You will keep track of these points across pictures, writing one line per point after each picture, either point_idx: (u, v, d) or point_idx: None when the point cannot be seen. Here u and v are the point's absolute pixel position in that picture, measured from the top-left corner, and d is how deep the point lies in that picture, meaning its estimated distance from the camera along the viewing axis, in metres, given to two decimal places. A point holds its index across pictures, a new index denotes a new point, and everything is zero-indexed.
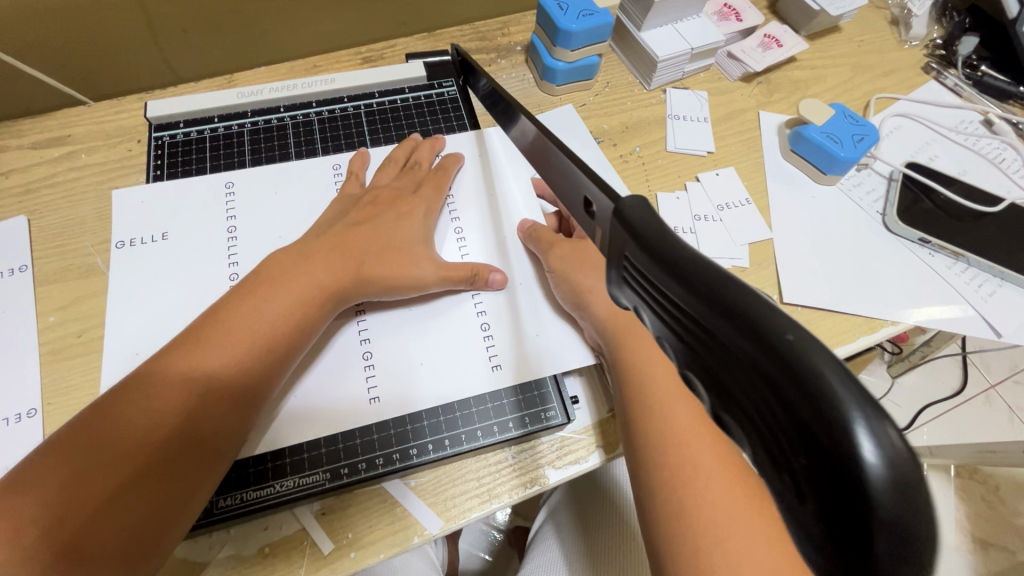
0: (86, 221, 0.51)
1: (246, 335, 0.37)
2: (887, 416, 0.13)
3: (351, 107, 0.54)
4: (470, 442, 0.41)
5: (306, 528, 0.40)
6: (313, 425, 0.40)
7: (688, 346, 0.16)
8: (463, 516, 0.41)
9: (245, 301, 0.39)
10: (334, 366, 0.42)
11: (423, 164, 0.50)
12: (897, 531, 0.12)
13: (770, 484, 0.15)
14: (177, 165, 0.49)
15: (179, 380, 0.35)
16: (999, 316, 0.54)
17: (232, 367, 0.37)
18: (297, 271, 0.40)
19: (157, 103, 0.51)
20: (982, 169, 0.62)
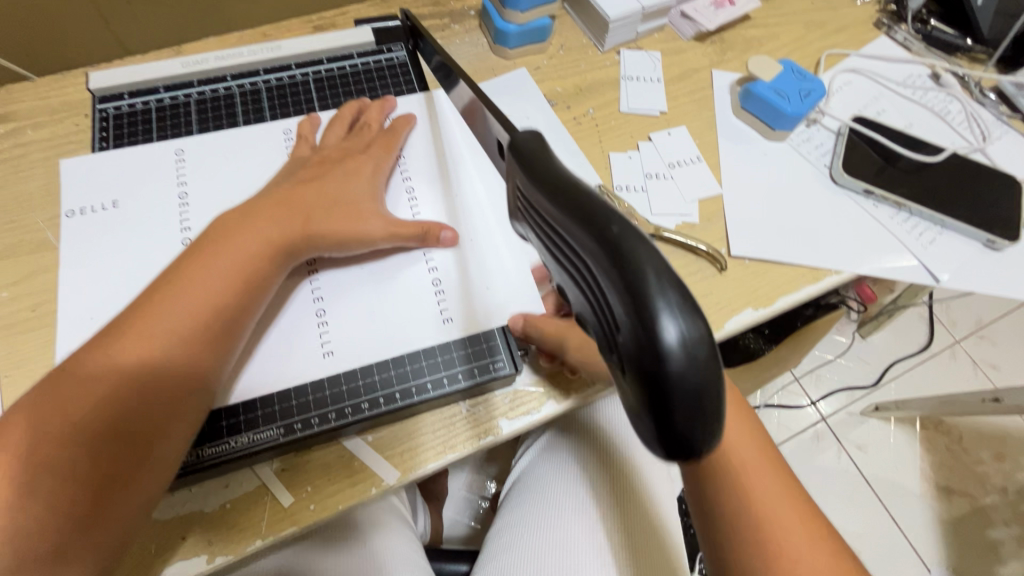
0: (35, 197, 0.50)
1: (203, 290, 0.38)
2: (692, 302, 0.16)
3: (299, 74, 0.53)
4: (421, 397, 0.42)
5: (267, 483, 0.41)
6: (272, 383, 0.42)
7: (557, 258, 0.20)
8: (418, 466, 0.42)
9: (196, 260, 0.39)
10: (290, 327, 0.44)
11: (373, 125, 0.50)
12: (690, 392, 0.16)
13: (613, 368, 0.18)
14: (123, 135, 0.49)
15: (137, 333, 0.36)
16: (938, 262, 0.56)
17: (190, 318, 0.38)
18: (241, 231, 0.41)
19: (100, 74, 0.50)
20: (928, 121, 0.63)
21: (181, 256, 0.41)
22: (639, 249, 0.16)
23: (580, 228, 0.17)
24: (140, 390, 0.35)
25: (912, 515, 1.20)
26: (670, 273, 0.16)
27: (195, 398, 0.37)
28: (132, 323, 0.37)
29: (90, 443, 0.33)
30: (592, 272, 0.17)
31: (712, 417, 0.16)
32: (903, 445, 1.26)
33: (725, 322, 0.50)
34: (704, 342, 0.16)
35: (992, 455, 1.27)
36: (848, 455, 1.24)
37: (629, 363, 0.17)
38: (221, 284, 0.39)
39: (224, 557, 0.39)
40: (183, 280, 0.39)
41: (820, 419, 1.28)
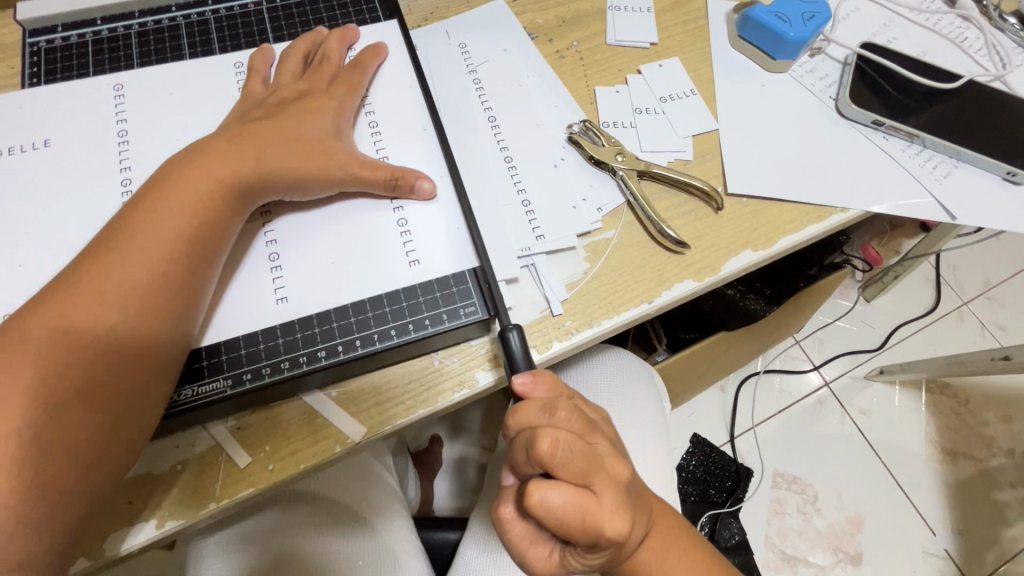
0: None
1: (157, 240, 0.35)
2: None
3: (251, 3, 0.49)
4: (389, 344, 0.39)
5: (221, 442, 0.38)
6: (226, 329, 0.38)
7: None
8: (387, 423, 0.39)
9: (144, 209, 0.36)
10: (247, 273, 0.40)
11: (333, 57, 0.46)
12: None
13: None
14: (56, 70, 0.44)
15: (91, 291, 0.33)
16: (953, 197, 0.51)
17: (148, 272, 0.35)
18: (192, 174, 0.37)
19: (30, 5, 0.45)
20: (941, 48, 0.58)
21: (128, 204, 0.37)
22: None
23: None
24: (102, 354, 0.33)
25: (917, 479, 1.18)
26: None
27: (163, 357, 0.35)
28: (84, 285, 0.34)
29: (54, 408, 0.31)
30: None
31: None
32: (908, 409, 1.23)
33: (722, 265, 0.46)
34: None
35: (998, 417, 1.24)
36: (851, 420, 1.21)
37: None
38: (178, 233, 0.36)
39: (176, 521, 0.36)
40: (133, 235, 0.35)
41: (822, 385, 1.24)
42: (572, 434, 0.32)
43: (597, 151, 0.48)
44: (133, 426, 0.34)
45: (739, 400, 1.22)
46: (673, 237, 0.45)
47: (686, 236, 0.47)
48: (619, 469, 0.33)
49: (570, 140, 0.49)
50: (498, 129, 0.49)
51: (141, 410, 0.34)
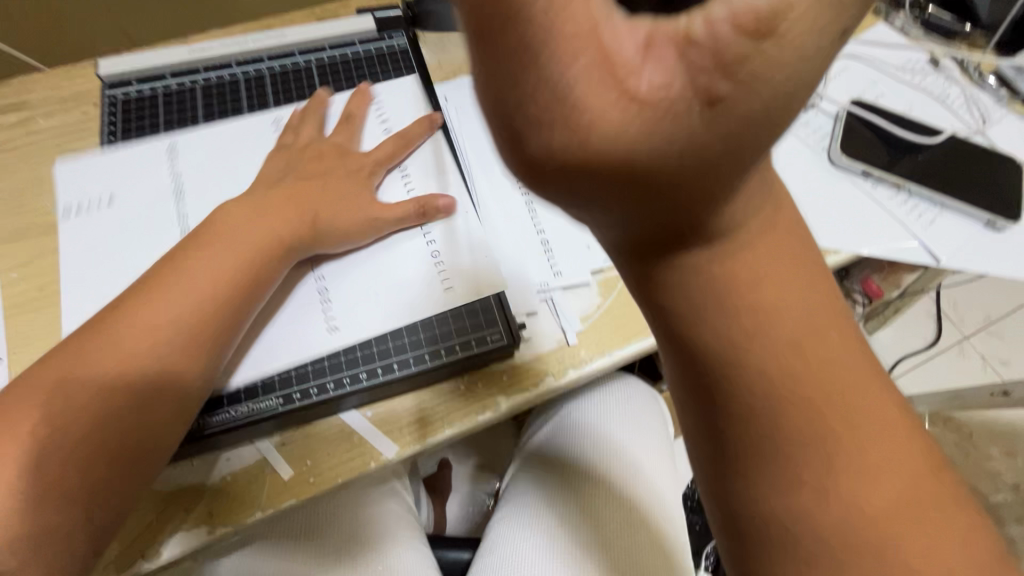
0: (45, 183, 0.52)
1: (206, 274, 0.40)
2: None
3: (302, 61, 0.54)
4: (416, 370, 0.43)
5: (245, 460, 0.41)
6: (273, 353, 0.43)
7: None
8: (418, 441, 0.43)
9: (197, 248, 0.41)
10: (293, 305, 0.45)
11: (356, 119, 0.52)
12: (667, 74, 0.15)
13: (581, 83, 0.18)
14: (131, 122, 0.51)
15: (143, 314, 0.38)
16: (937, 241, 0.56)
17: (195, 301, 0.39)
18: (243, 229, 0.43)
19: (110, 61, 0.52)
20: (925, 104, 0.63)
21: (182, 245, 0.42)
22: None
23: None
24: (145, 385, 0.36)
25: None
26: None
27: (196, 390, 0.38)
28: (140, 306, 0.38)
29: (97, 415, 0.35)
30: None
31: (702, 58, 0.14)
32: None
33: None
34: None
35: None
36: None
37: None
38: (224, 268, 0.40)
39: (224, 528, 0.40)
40: (180, 279, 0.40)
41: None
42: None
43: None
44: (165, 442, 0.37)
45: None
46: None
47: None
48: None
49: None
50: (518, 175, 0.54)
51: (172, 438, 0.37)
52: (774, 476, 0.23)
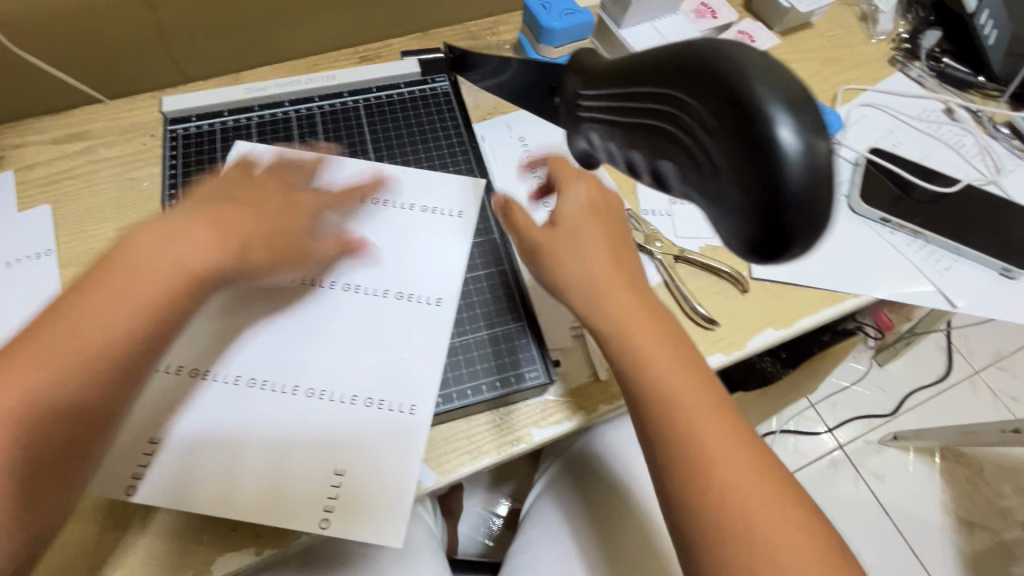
0: (105, 210, 0.55)
1: (111, 312, 0.33)
2: (817, 134, 0.23)
3: (350, 101, 0.58)
4: (398, 405, 0.43)
5: (211, 470, 0.40)
6: (248, 380, 0.43)
7: (622, 121, 0.30)
8: (456, 470, 0.45)
9: (99, 276, 0.34)
10: (269, 341, 0.45)
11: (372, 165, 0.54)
12: (807, 183, 0.23)
13: (698, 180, 0.26)
14: (191, 155, 0.54)
15: (26, 373, 0.31)
16: (954, 288, 0.58)
17: (99, 354, 0.33)
18: (153, 254, 0.35)
19: (173, 98, 0.55)
20: (942, 153, 0.66)
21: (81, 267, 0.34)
22: (748, 57, 0.24)
23: (677, 77, 0.26)
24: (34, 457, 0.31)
25: (933, 548, 1.18)
26: (800, 99, 0.23)
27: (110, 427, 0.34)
28: (32, 356, 0.31)
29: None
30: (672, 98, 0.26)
31: (815, 202, 0.23)
32: (921, 475, 1.25)
33: (747, 341, 0.52)
34: (818, 155, 0.23)
35: (1013, 489, 1.25)
36: (865, 484, 1.23)
37: (740, 189, 0.24)
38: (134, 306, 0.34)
39: (270, 550, 0.42)
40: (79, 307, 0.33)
41: (837, 447, 1.27)
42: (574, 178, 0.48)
43: (637, 237, 0.56)
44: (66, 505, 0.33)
45: None
46: (703, 314, 0.52)
47: (715, 313, 0.53)
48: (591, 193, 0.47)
49: None
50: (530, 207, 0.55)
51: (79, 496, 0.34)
52: (650, 438, 0.39)
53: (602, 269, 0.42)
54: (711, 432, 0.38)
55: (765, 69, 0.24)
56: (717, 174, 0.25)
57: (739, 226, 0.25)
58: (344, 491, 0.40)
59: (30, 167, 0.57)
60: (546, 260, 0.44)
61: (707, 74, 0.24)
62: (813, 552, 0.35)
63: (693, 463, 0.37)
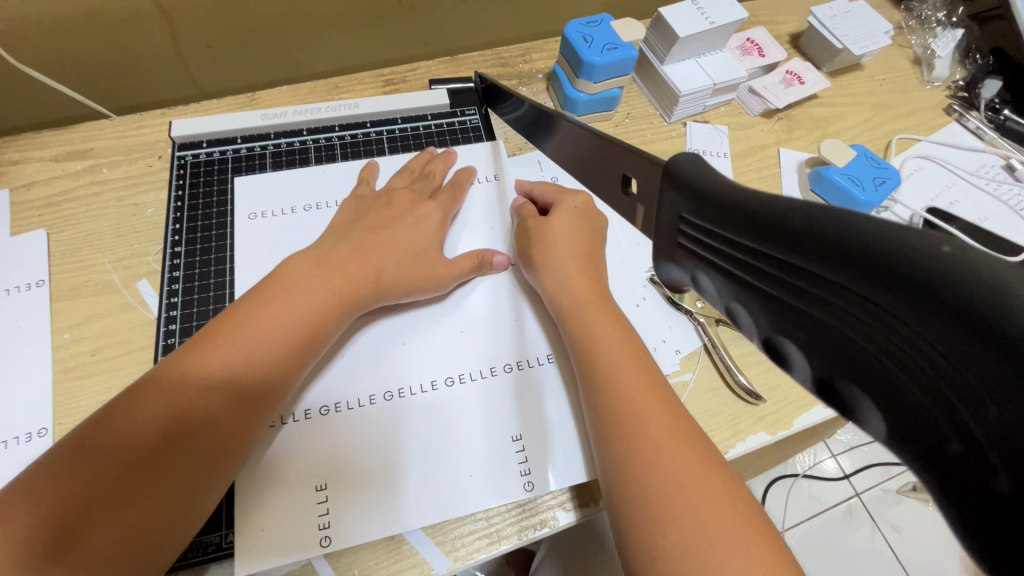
0: (104, 238, 0.51)
1: (271, 328, 0.39)
2: None
3: (373, 132, 0.55)
4: (529, 359, 0.46)
5: (352, 487, 0.40)
6: (325, 409, 0.43)
7: (751, 286, 0.21)
8: (471, 557, 0.40)
9: (266, 299, 0.40)
10: (367, 344, 0.45)
11: (436, 176, 0.52)
12: None
13: (911, 428, 0.16)
14: (199, 185, 0.50)
15: (190, 383, 0.36)
16: None
17: (251, 367, 0.37)
18: (314, 280, 0.42)
19: (183, 121, 0.51)
20: (1003, 215, 0.62)
21: (252, 290, 0.41)
22: (977, 258, 0.15)
23: (861, 269, 0.17)
24: (172, 447, 0.34)
25: None
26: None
27: (272, 403, 0.39)
28: (206, 353, 0.37)
29: (133, 481, 0.32)
30: (859, 301, 0.17)
31: None
32: (941, 530, 1.20)
33: (795, 419, 0.48)
34: None
35: None
36: (882, 536, 1.18)
37: (1003, 472, 0.14)
38: (295, 323, 0.40)
39: None
40: (255, 316, 0.39)
41: (854, 494, 1.21)
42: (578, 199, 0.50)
43: (677, 294, 0.51)
44: (192, 509, 0.35)
45: (770, 503, 1.18)
46: (745, 386, 0.47)
47: (758, 384, 0.49)
48: (586, 202, 0.50)
49: (651, 281, 0.52)
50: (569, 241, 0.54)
51: (204, 501, 0.35)
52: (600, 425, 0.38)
53: (568, 256, 0.46)
54: (636, 385, 0.39)
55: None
56: (962, 441, 0.15)
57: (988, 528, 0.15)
58: (533, 448, 0.43)
59: (27, 185, 0.53)
60: (530, 240, 0.48)
61: (911, 278, 0.15)
62: (731, 507, 0.32)
63: (613, 408, 0.38)
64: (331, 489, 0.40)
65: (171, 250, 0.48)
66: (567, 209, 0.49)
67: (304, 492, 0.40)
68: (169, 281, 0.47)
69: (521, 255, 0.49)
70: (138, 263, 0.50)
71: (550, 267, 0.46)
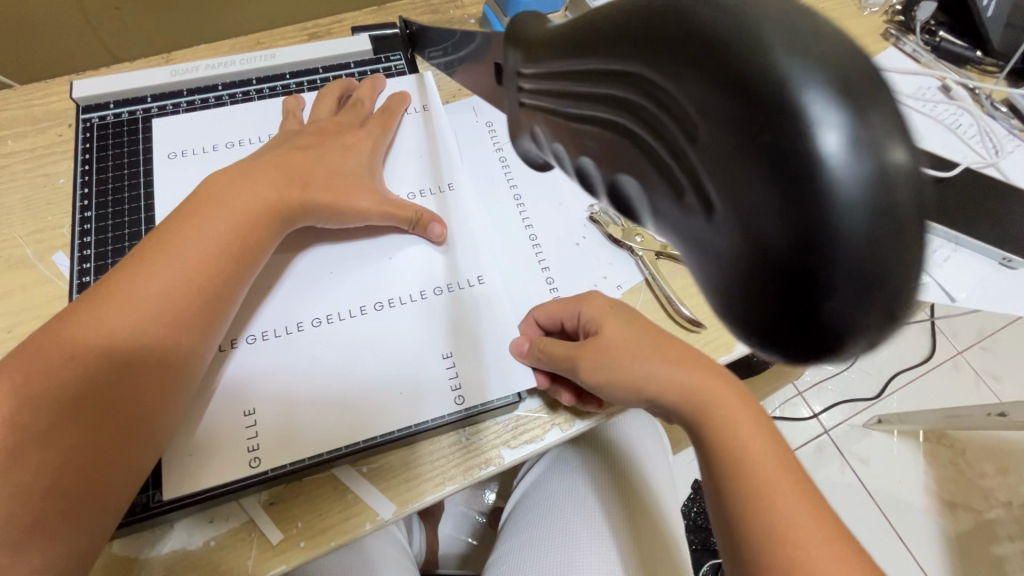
0: (14, 211, 0.48)
1: (192, 261, 0.36)
2: (884, 126, 0.13)
3: (293, 83, 0.52)
4: (459, 281, 0.45)
5: (293, 412, 0.39)
6: (252, 339, 0.41)
7: (557, 110, 0.18)
8: (417, 500, 0.40)
9: (184, 225, 0.37)
10: (296, 275, 0.44)
11: (365, 104, 0.50)
12: (863, 257, 0.12)
13: (686, 231, 0.15)
14: (108, 147, 0.47)
15: (101, 325, 0.33)
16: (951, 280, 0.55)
17: (173, 303, 0.35)
18: (235, 193, 0.39)
19: (86, 83, 0.48)
20: (938, 135, 0.63)
21: (172, 216, 0.38)
22: (754, 13, 0.13)
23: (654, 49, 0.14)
24: (99, 392, 0.32)
25: (918, 532, 1.16)
26: (864, 78, 0.13)
27: (180, 382, 0.35)
28: (122, 294, 0.34)
29: (60, 427, 0.30)
30: (646, 88, 0.15)
31: (889, 291, 0.13)
32: (905, 461, 1.21)
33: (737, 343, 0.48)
34: (891, 197, 0.13)
35: (997, 468, 1.23)
36: (851, 469, 1.20)
37: (764, 246, 0.13)
38: (217, 250, 0.37)
39: None
40: (173, 246, 0.36)
41: (823, 431, 1.22)
42: (609, 303, 0.41)
43: (615, 231, 0.49)
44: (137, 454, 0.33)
45: None
46: (687, 315, 0.46)
47: (702, 312, 0.48)
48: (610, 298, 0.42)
49: (591, 219, 0.50)
50: (509, 170, 0.52)
51: (146, 446, 0.34)
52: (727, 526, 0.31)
53: (640, 341, 0.38)
54: (782, 483, 0.31)
55: (823, 33, 0.13)
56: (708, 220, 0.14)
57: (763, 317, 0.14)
58: (463, 364, 0.42)
59: None
60: (579, 357, 0.39)
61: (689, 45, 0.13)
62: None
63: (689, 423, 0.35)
64: (260, 412, 0.39)
65: (81, 217, 0.45)
66: (600, 309, 0.41)
67: (234, 426, 0.38)
68: (81, 249, 0.44)
69: (572, 355, 0.40)
70: (52, 235, 0.47)
71: (647, 376, 0.36)
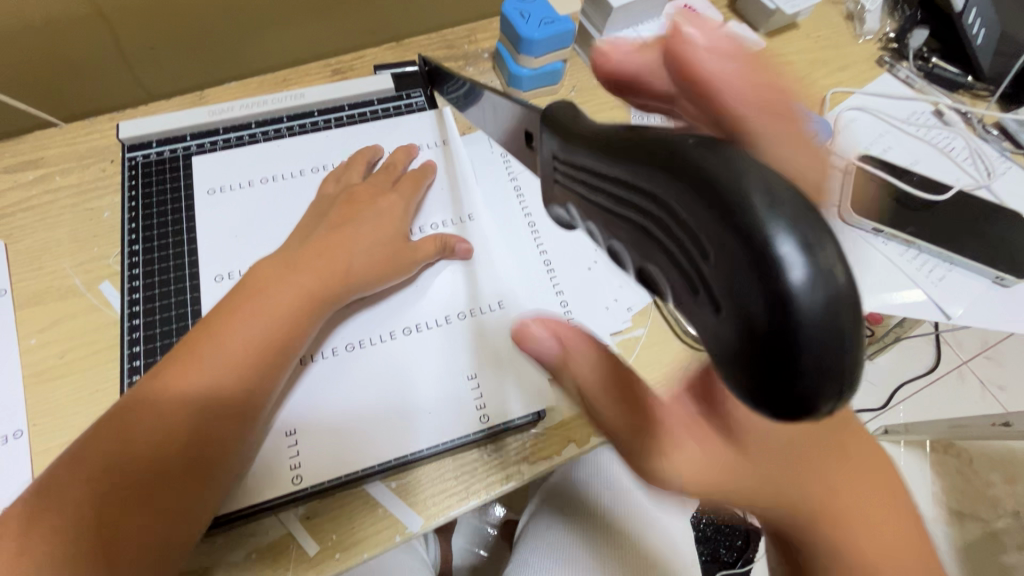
0: (63, 244, 0.52)
1: (242, 342, 0.40)
2: (834, 250, 0.16)
3: (321, 120, 0.56)
4: (479, 306, 0.48)
5: (330, 429, 0.43)
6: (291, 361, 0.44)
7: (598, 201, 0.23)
8: (443, 513, 0.43)
9: (237, 306, 0.41)
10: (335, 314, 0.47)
11: (398, 166, 0.54)
12: (822, 347, 0.16)
13: (696, 313, 0.19)
14: (152, 184, 0.51)
15: (164, 403, 0.38)
16: (949, 299, 0.57)
17: (224, 381, 0.39)
18: (282, 278, 0.43)
19: (131, 124, 0.52)
20: (933, 158, 0.65)
21: (232, 292, 0.43)
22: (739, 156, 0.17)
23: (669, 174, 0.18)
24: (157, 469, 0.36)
25: (927, 541, 1.17)
26: (814, 213, 0.16)
27: (240, 445, 0.39)
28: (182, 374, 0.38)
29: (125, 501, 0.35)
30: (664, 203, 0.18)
31: (840, 371, 0.16)
32: (913, 470, 1.22)
33: None
34: (841, 301, 0.16)
35: (1004, 478, 1.24)
36: None
37: (747, 335, 0.16)
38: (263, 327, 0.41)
39: None
40: (227, 327, 0.40)
41: None
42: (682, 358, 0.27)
43: None
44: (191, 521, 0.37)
45: None
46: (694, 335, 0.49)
47: None
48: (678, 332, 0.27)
49: None
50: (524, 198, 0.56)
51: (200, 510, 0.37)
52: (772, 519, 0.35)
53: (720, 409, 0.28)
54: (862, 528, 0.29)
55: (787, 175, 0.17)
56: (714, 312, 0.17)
57: (746, 385, 0.17)
58: (485, 383, 0.45)
59: None
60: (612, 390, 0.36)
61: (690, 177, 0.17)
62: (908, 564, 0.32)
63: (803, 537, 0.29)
64: (299, 432, 0.42)
65: (129, 249, 0.49)
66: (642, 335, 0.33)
67: (277, 443, 0.42)
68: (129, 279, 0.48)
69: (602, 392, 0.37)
70: (99, 266, 0.51)
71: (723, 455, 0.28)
